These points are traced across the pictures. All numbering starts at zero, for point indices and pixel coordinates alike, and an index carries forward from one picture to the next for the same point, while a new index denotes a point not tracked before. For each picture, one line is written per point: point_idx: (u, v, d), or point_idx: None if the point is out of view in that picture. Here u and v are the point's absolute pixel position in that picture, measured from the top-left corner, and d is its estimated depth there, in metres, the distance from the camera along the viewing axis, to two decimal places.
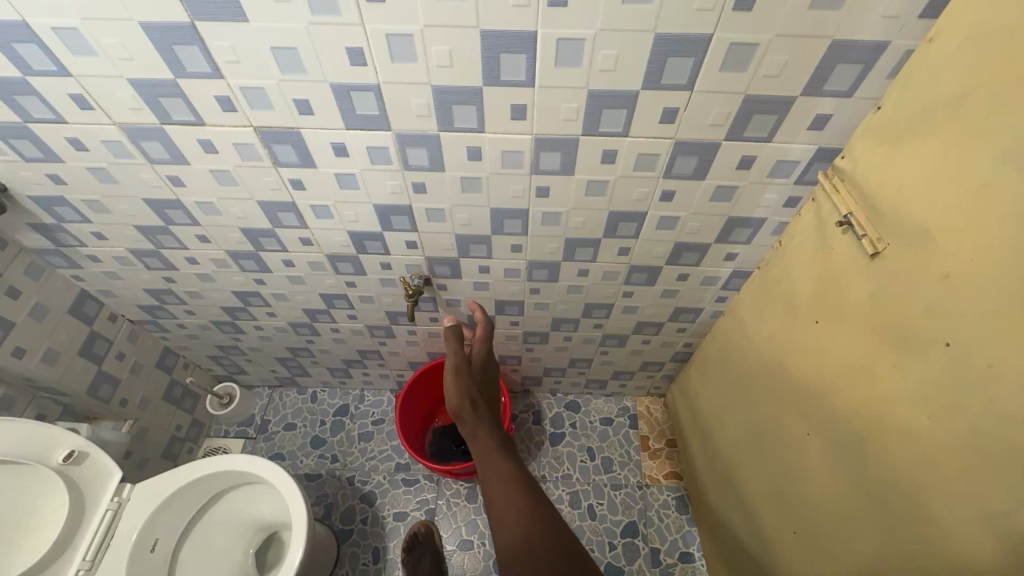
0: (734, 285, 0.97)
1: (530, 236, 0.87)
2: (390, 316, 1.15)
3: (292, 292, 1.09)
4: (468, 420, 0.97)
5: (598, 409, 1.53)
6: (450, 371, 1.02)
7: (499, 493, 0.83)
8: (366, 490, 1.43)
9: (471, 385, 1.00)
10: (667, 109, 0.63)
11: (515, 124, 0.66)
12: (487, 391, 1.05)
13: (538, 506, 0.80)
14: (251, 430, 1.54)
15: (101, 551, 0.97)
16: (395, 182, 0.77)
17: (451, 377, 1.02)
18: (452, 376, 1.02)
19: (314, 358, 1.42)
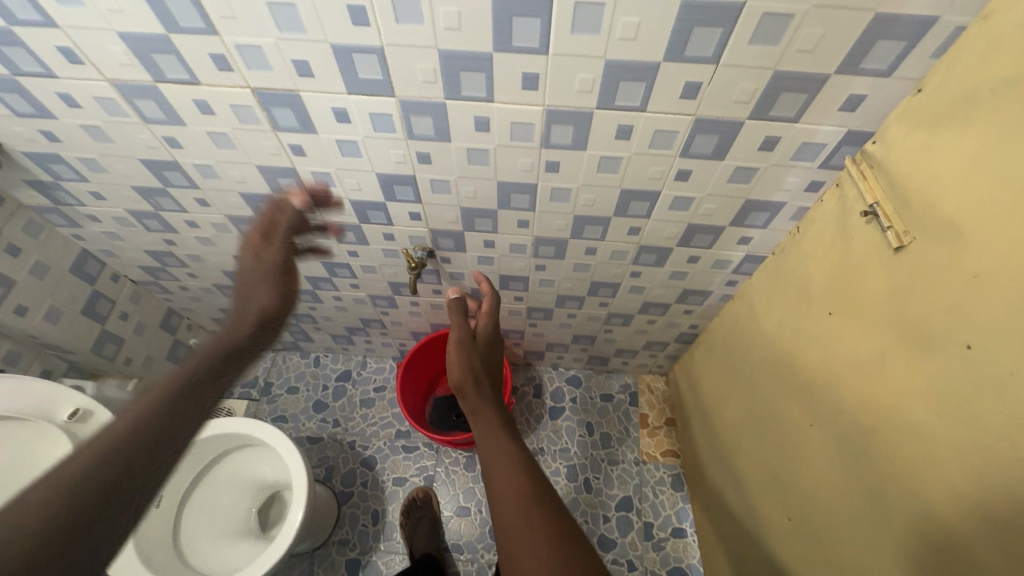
0: (744, 269, 0.94)
1: (538, 212, 0.84)
2: (392, 286, 1.14)
3: (294, 260, 1.07)
4: (470, 394, 0.95)
5: (599, 385, 1.53)
6: (453, 341, 1.00)
7: (504, 475, 0.80)
8: (367, 454, 1.45)
9: (474, 358, 0.99)
10: (689, 84, 0.59)
11: (526, 95, 0.62)
12: (489, 365, 1.03)
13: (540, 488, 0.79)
14: (254, 392, 1.56)
15: None
16: (399, 152, 0.74)
17: (454, 348, 1.00)
18: (456, 347, 0.99)
19: (317, 324, 1.42)
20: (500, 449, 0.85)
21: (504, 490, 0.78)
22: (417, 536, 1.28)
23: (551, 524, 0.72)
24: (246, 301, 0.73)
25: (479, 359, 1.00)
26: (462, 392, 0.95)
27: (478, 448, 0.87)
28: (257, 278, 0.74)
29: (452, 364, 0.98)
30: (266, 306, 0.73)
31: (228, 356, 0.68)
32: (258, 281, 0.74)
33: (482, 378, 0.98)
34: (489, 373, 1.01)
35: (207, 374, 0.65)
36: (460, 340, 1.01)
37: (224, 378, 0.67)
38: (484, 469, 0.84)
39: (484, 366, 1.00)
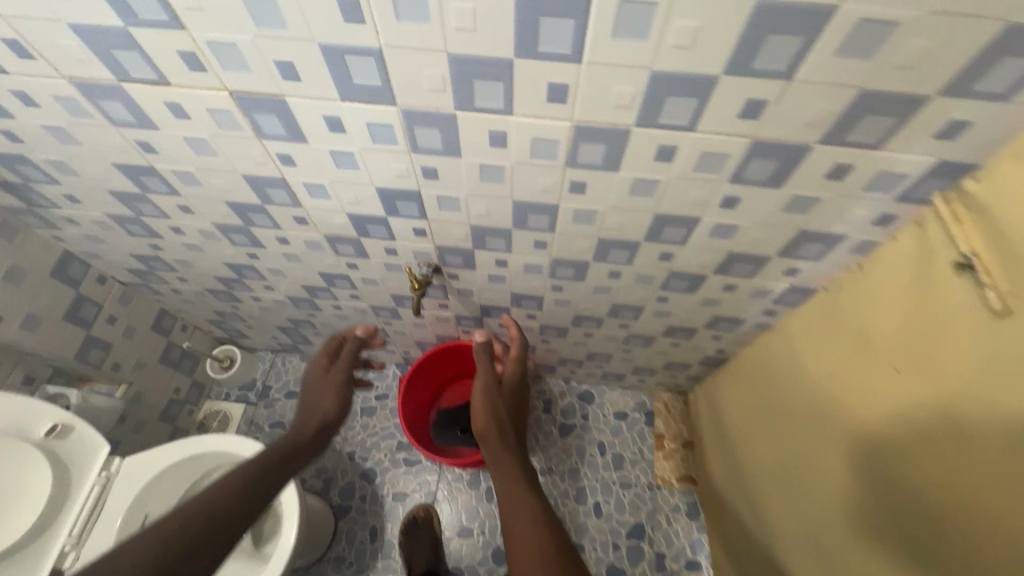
0: (788, 299, 0.83)
1: (557, 233, 0.74)
2: (396, 298, 1.05)
3: (290, 269, 0.99)
4: (494, 442, 0.97)
5: (613, 401, 1.44)
6: (479, 389, 1.06)
7: (520, 526, 0.78)
8: (366, 466, 1.38)
9: (498, 405, 1.03)
10: (751, 101, 0.48)
11: (552, 108, 0.52)
12: (514, 413, 1.07)
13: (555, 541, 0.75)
14: (252, 395, 1.49)
15: (89, 525, 0.95)
16: (402, 165, 0.64)
17: (480, 396, 1.05)
18: (482, 394, 1.05)
19: (317, 330, 1.34)
20: (519, 500, 0.84)
21: (519, 543, 0.76)
22: (416, 555, 1.22)
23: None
24: (315, 406, 0.98)
25: (503, 405, 1.04)
26: (486, 439, 0.99)
27: (499, 498, 0.87)
28: (326, 389, 1.01)
29: (478, 412, 1.04)
30: (330, 410, 0.98)
31: (295, 448, 0.87)
32: (323, 395, 0.99)
33: (506, 427, 1.00)
34: (512, 420, 1.04)
35: (280, 462, 0.83)
36: (486, 387, 1.06)
37: (288, 464, 0.84)
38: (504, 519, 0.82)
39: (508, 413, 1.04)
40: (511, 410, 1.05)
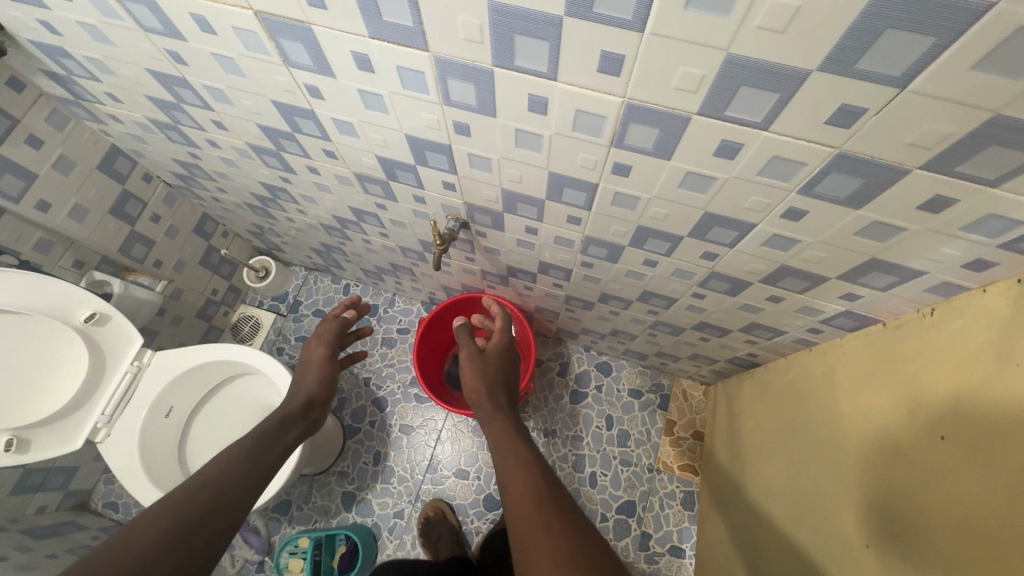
0: (838, 323, 0.75)
1: (594, 212, 0.68)
2: (423, 244, 1.03)
3: (321, 198, 0.97)
4: (485, 403, 0.95)
5: (630, 378, 1.41)
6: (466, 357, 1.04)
7: (515, 477, 0.77)
8: (379, 395, 1.44)
9: (488, 367, 1.01)
10: (843, 107, 0.40)
11: (602, 80, 0.45)
12: (510, 372, 1.03)
13: (546, 497, 0.72)
14: (283, 307, 1.55)
15: (121, 407, 1.03)
16: (432, 116, 0.58)
17: (468, 362, 1.03)
18: (468, 361, 1.03)
19: (347, 257, 1.35)
20: (514, 452, 0.83)
21: (513, 498, 0.74)
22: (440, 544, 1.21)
23: (564, 527, 0.67)
24: (301, 384, 1.03)
25: (495, 367, 1.02)
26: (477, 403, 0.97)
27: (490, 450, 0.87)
28: (312, 365, 1.06)
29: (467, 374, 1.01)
30: (318, 395, 1.01)
31: (285, 425, 0.91)
32: (310, 372, 1.05)
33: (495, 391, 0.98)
34: (505, 379, 1.01)
35: (273, 441, 0.87)
36: (472, 354, 1.05)
37: (278, 449, 0.86)
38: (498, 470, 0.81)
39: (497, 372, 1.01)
40: (503, 370, 1.02)
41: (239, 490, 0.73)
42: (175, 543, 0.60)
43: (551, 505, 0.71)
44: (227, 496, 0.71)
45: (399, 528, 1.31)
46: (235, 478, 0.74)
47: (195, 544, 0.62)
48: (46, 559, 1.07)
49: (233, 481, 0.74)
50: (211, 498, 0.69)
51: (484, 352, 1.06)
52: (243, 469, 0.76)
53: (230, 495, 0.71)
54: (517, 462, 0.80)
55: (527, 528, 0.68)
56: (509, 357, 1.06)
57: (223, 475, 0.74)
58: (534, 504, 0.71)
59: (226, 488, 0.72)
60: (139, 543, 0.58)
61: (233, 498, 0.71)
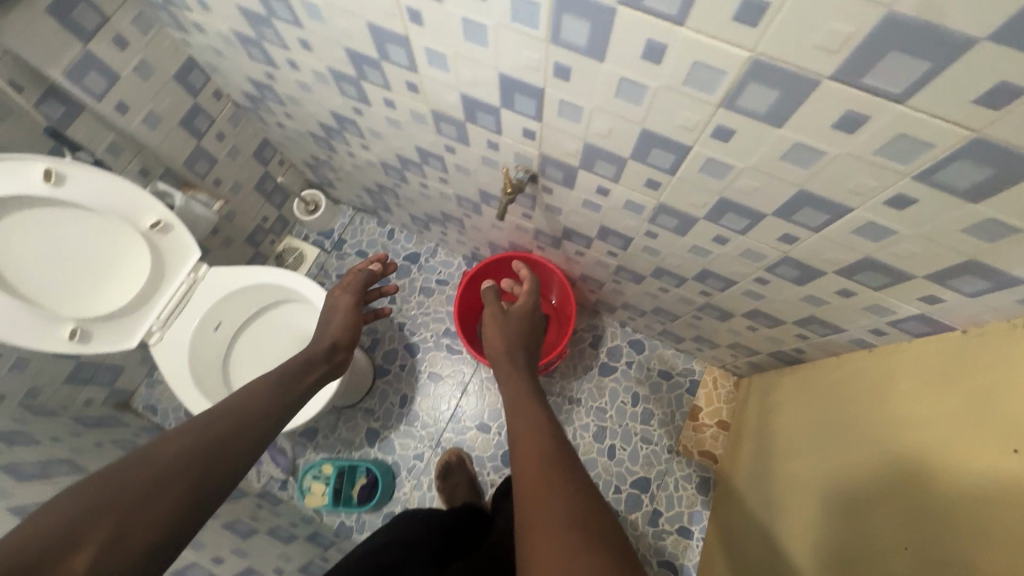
0: (907, 327, 0.73)
1: (678, 178, 0.66)
2: (482, 194, 1.02)
3: (389, 134, 0.97)
4: (504, 363, 0.99)
5: (661, 359, 1.40)
6: (490, 319, 1.09)
7: (528, 440, 0.77)
8: (411, 340, 1.46)
9: (508, 328, 1.06)
10: (1002, 85, 0.37)
11: (735, 31, 0.43)
12: (529, 335, 1.08)
13: (556, 460, 0.72)
14: (328, 244, 1.57)
15: (174, 315, 1.07)
16: (532, 55, 0.57)
17: (492, 323, 1.08)
18: (492, 322, 1.08)
19: (398, 201, 1.35)
20: (533, 417, 0.83)
21: (522, 459, 0.74)
22: (456, 495, 1.25)
23: (573, 490, 0.66)
24: (325, 329, 1.02)
25: (515, 330, 1.06)
26: (496, 361, 1.01)
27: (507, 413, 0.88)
28: (338, 311, 1.05)
29: (490, 334, 1.07)
30: (342, 340, 1.00)
31: (308, 363, 0.91)
32: (335, 317, 1.04)
33: (513, 356, 1.00)
34: (523, 340, 1.05)
35: (297, 378, 0.87)
36: (496, 314, 1.10)
37: (303, 386, 0.86)
38: (512, 432, 0.81)
39: (518, 334, 1.05)
40: (523, 334, 1.06)
41: (260, 421, 0.74)
42: (196, 460, 0.62)
43: (561, 468, 0.70)
44: (247, 422, 0.72)
45: (418, 469, 1.35)
46: (259, 411, 0.75)
47: (215, 465, 0.64)
48: (93, 447, 1.13)
49: (253, 412, 0.74)
50: (232, 425, 0.70)
51: (507, 313, 1.11)
52: (267, 402, 0.78)
53: (251, 423, 0.72)
54: (532, 426, 0.81)
55: (534, 488, 0.67)
56: (529, 321, 1.11)
57: (245, 404, 0.75)
58: (539, 466, 0.71)
59: (248, 417, 0.73)
60: (160, 456, 0.61)
61: (254, 427, 0.72)
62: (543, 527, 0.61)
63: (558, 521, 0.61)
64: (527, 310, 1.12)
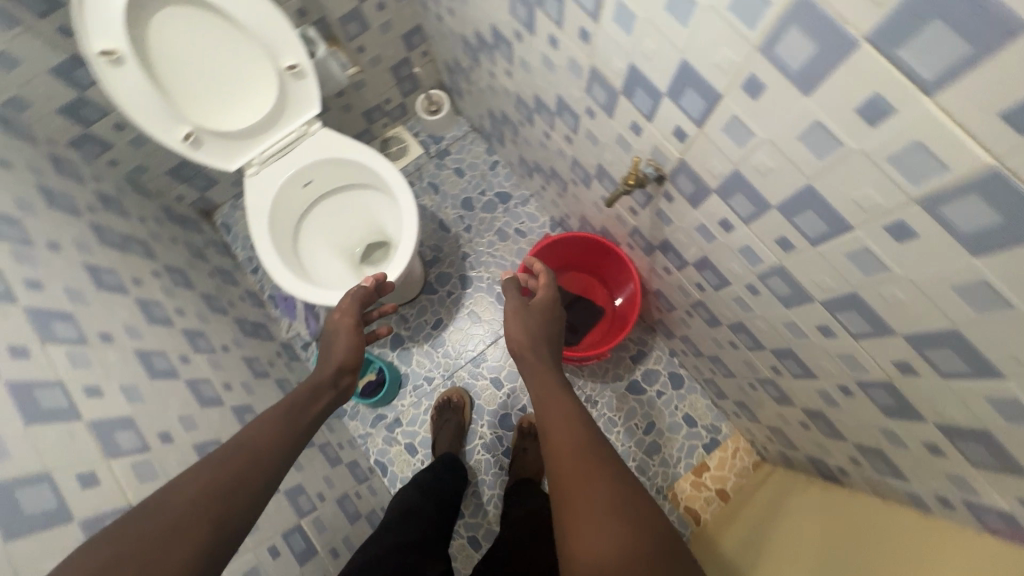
0: (982, 516, 0.63)
1: (816, 252, 0.58)
2: (600, 170, 0.96)
3: (537, 73, 0.91)
4: (529, 355, 0.94)
5: (693, 404, 1.33)
6: (511, 312, 1.02)
7: (562, 430, 0.75)
8: (467, 274, 1.46)
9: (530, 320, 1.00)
10: None
11: (988, 130, 0.34)
12: (552, 329, 1.02)
13: (591, 449, 0.70)
14: (433, 148, 1.56)
15: (274, 158, 1.11)
16: (730, 55, 0.49)
17: (512, 315, 1.01)
18: (513, 315, 1.01)
19: (515, 138, 1.31)
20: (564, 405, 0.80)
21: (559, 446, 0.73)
22: (441, 436, 1.28)
23: (615, 474, 0.66)
24: (328, 357, 0.86)
25: (537, 322, 1.01)
26: (521, 358, 0.95)
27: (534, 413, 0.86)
28: (339, 335, 0.90)
29: (513, 328, 0.99)
30: (347, 362, 0.86)
31: (316, 393, 0.77)
32: (338, 340, 0.89)
33: (537, 349, 0.94)
34: (547, 334, 0.99)
35: (308, 405, 0.74)
36: (517, 308, 1.03)
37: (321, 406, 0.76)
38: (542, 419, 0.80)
39: (542, 327, 1.00)
40: (547, 324, 1.01)
41: (273, 450, 0.63)
42: (206, 510, 0.53)
43: (598, 460, 0.68)
44: (259, 459, 0.61)
45: (422, 390, 1.39)
46: (270, 438, 0.65)
47: (229, 506, 0.55)
48: (168, 239, 1.23)
49: (261, 444, 0.63)
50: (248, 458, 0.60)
51: (529, 306, 1.05)
52: (279, 426, 0.67)
53: (262, 460, 0.61)
54: (568, 417, 0.77)
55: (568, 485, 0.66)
56: (556, 314, 1.05)
57: (257, 432, 0.64)
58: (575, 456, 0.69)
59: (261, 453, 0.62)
60: (154, 517, 0.50)
61: (268, 455, 0.62)
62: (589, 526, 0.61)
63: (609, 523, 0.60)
64: (551, 307, 1.06)
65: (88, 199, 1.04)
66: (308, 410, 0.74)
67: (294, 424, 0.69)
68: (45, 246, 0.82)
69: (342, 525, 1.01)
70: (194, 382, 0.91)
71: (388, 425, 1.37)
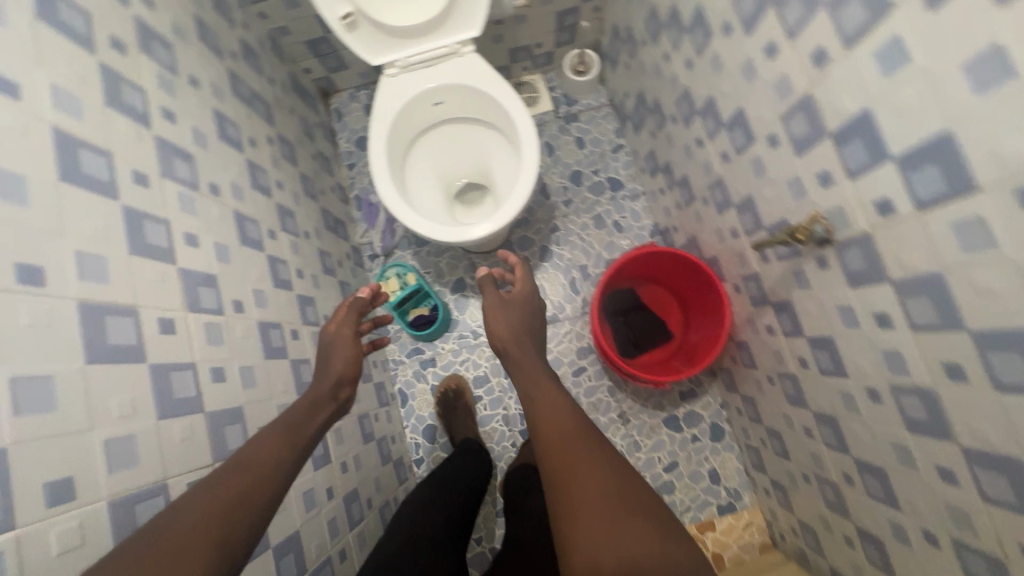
0: None
1: (998, 398, 0.50)
2: (749, 202, 0.87)
3: (727, 76, 0.82)
4: (514, 352, 0.91)
5: (724, 462, 1.27)
6: (489, 307, 0.99)
7: (546, 415, 0.75)
8: (550, 247, 1.40)
9: (510, 316, 0.97)
10: None
11: None
12: (533, 322, 0.99)
13: (579, 438, 0.69)
14: (563, 108, 1.47)
15: (417, 66, 1.08)
16: (1021, 151, 0.41)
17: (491, 312, 0.98)
18: (491, 310, 0.99)
19: (656, 131, 1.21)
20: (551, 398, 0.78)
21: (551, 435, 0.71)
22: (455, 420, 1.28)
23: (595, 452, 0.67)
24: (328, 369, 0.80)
25: (516, 317, 0.98)
26: (504, 352, 0.92)
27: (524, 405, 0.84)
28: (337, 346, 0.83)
29: (493, 325, 0.96)
30: (346, 373, 0.80)
31: (311, 407, 0.72)
32: (336, 353, 0.82)
33: (523, 346, 0.92)
34: (528, 327, 0.96)
35: (303, 422, 0.69)
36: (495, 301, 1.00)
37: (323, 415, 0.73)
38: (533, 411, 0.78)
39: (522, 321, 0.97)
40: (528, 317, 0.99)
41: (275, 466, 0.60)
42: (209, 525, 0.50)
43: (579, 440, 0.69)
44: (257, 476, 0.57)
45: (466, 341, 1.36)
46: (270, 453, 0.61)
47: (231, 526, 0.51)
48: (288, 110, 1.22)
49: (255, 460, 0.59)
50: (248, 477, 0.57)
51: (508, 298, 1.02)
52: (281, 441, 0.64)
53: (260, 479, 0.57)
54: (549, 417, 0.75)
55: (563, 467, 0.66)
56: (534, 309, 1.02)
57: (254, 452, 0.60)
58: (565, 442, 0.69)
59: (261, 473, 0.58)
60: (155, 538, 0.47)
61: (269, 472, 0.59)
62: (585, 500, 0.61)
63: (603, 500, 0.60)
64: (531, 305, 1.02)
65: (233, 44, 1.03)
66: (306, 425, 0.69)
67: (291, 440, 0.65)
68: (187, 79, 0.81)
69: (356, 442, 1.03)
70: (274, 260, 0.91)
71: (422, 361, 1.37)
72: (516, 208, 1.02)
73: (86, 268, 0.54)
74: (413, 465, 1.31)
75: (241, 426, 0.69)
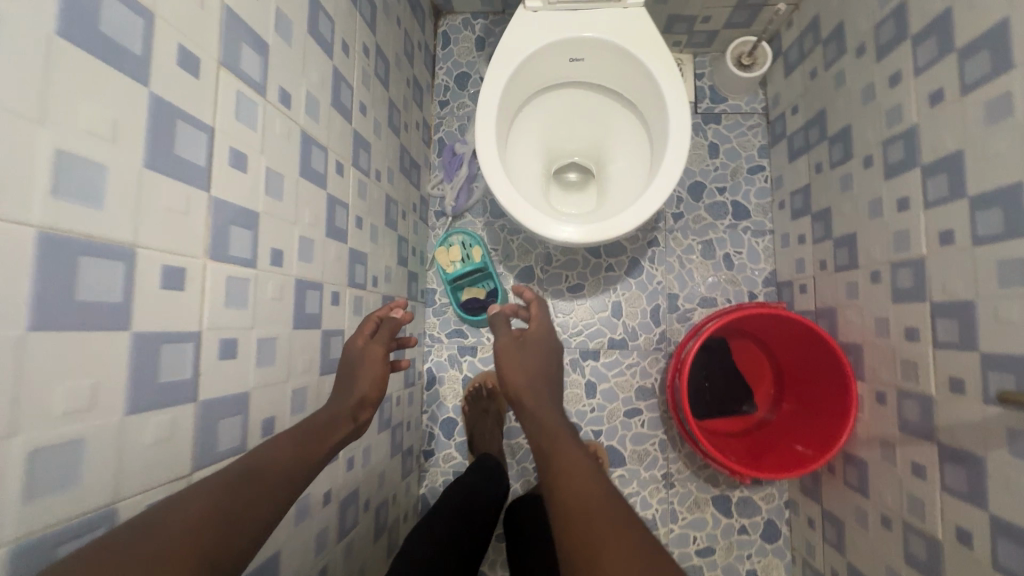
0: None
1: None
2: (962, 310, 0.64)
3: (1008, 135, 0.57)
4: (529, 398, 0.75)
5: (768, 567, 1.08)
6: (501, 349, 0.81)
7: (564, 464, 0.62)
8: (641, 262, 1.18)
9: (527, 361, 0.80)
10: None
11: None
12: (553, 366, 0.82)
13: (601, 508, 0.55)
14: (705, 103, 1.22)
15: (566, 8, 0.86)
16: None
17: (503, 357, 0.80)
18: (505, 352, 0.81)
19: (825, 166, 0.96)
20: (575, 457, 0.63)
21: (570, 508, 0.56)
22: (483, 425, 1.12)
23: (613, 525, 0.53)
24: (346, 389, 0.61)
25: (531, 360, 0.80)
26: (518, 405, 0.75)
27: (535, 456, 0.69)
28: (361, 365, 0.64)
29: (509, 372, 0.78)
30: (371, 395, 0.62)
31: (329, 423, 0.56)
32: (361, 374, 0.63)
33: (539, 391, 0.76)
34: (548, 373, 0.80)
35: (318, 438, 0.52)
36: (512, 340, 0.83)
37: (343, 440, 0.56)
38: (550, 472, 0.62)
39: (539, 364, 0.81)
40: (546, 363, 0.82)
41: (283, 497, 0.44)
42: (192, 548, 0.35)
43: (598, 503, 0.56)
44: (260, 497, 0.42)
45: None
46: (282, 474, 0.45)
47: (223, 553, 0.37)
48: (395, 19, 1.01)
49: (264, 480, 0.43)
50: (250, 496, 0.41)
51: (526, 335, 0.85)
52: (288, 458, 0.47)
53: (260, 502, 0.41)
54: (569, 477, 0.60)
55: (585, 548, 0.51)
56: (554, 350, 0.85)
57: (263, 464, 0.45)
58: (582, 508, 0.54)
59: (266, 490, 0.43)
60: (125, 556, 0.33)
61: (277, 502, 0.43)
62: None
63: None
64: (550, 346, 0.85)
65: None
66: (313, 442, 0.51)
67: (298, 460, 0.48)
68: None
69: (370, 432, 0.87)
70: (334, 202, 0.73)
71: (461, 346, 1.20)
72: (638, 218, 0.81)
73: (68, 180, 0.34)
74: (421, 455, 1.17)
75: (242, 419, 0.52)
